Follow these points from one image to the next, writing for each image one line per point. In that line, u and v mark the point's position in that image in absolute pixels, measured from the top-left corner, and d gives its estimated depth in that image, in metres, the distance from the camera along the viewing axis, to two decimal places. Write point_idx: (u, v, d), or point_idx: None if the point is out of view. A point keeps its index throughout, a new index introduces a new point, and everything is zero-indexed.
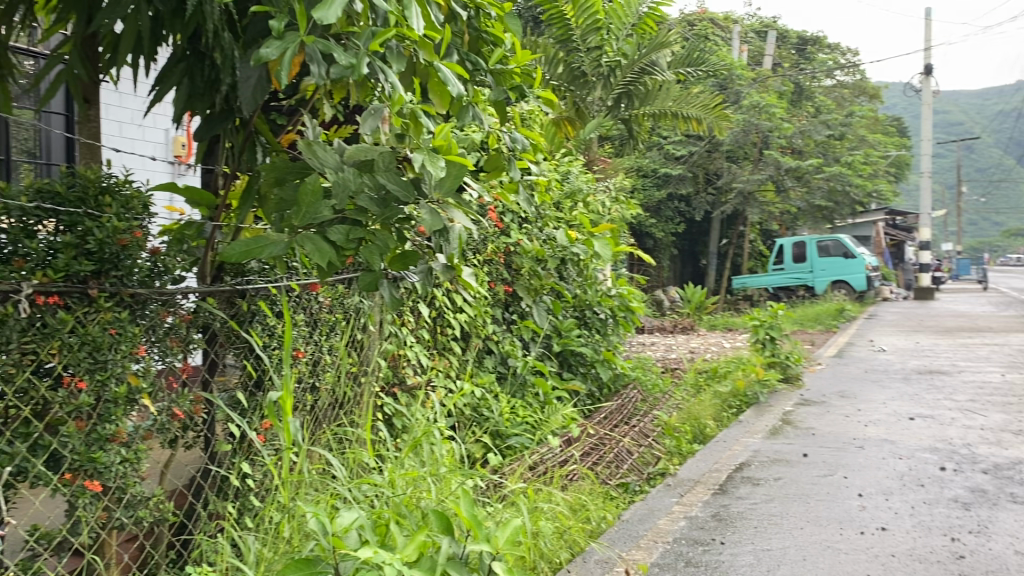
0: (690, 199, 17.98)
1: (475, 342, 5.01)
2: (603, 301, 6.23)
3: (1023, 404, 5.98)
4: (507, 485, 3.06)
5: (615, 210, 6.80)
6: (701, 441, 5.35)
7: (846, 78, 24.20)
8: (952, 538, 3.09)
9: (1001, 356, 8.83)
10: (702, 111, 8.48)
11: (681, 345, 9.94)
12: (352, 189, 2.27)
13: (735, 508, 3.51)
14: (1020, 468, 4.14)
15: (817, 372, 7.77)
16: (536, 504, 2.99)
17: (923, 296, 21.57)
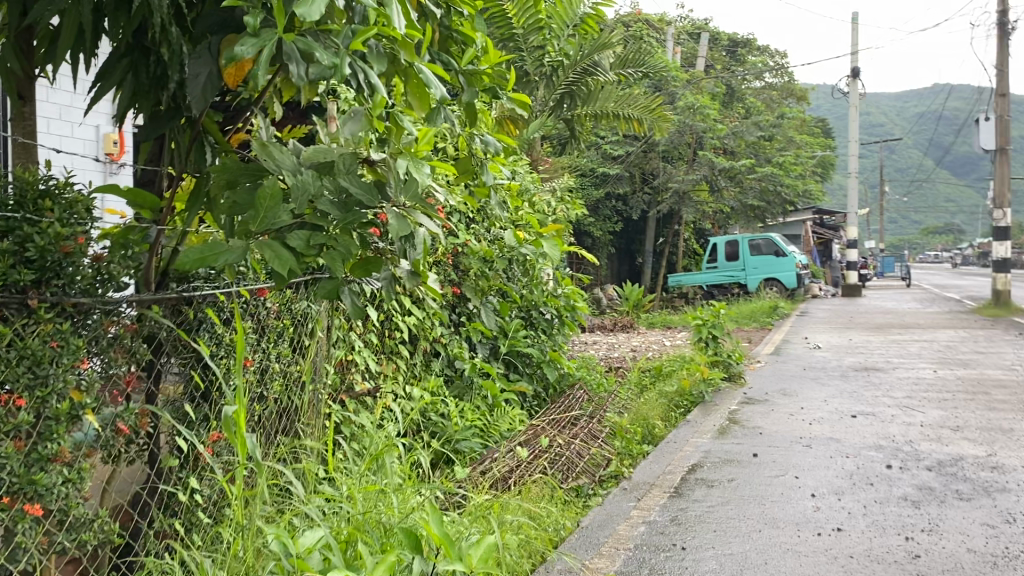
0: (627, 198, 18.10)
1: (422, 345, 4.90)
2: (549, 301, 6.21)
3: (956, 399, 6.16)
4: (470, 499, 2.98)
5: (559, 210, 6.78)
6: (650, 442, 5.33)
7: (775, 80, 24.72)
8: (906, 538, 3.14)
9: (931, 352, 9.10)
10: (643, 112, 8.51)
11: (622, 344, 9.98)
12: (312, 192, 2.16)
13: (693, 512, 3.50)
14: (963, 464, 4.24)
15: (758, 370, 7.88)
16: (500, 517, 2.92)
17: (851, 293, 22.17)
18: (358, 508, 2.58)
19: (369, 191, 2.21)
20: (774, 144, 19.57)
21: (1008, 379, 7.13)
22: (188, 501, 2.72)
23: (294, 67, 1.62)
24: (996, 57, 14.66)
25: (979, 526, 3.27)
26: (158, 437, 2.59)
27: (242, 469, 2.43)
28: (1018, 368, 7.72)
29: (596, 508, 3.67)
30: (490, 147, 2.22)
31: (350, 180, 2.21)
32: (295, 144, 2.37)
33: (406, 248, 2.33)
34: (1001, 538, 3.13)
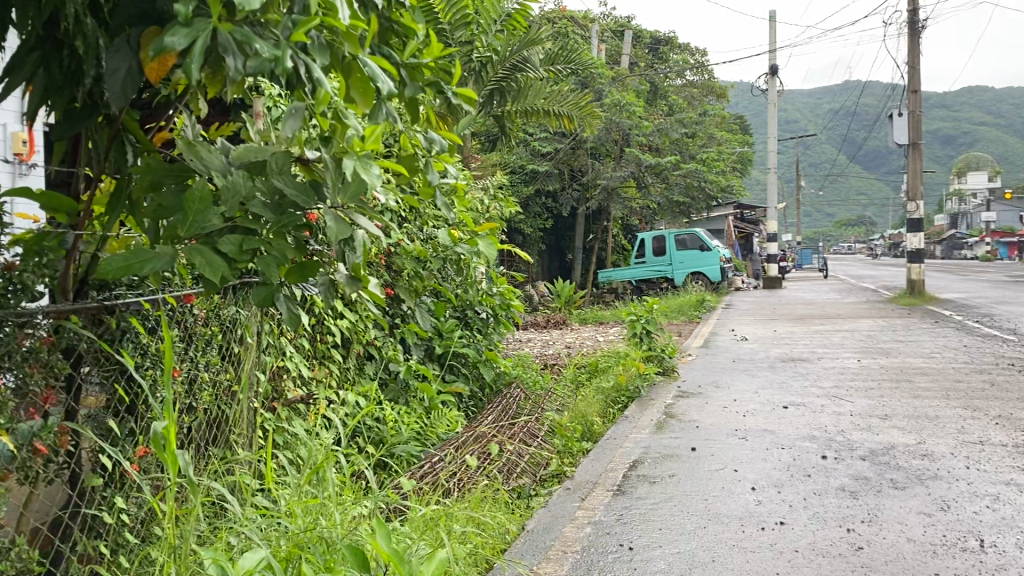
0: (557, 195, 18.11)
1: (356, 348, 4.77)
2: (484, 300, 6.13)
3: (882, 388, 6.32)
4: (417, 511, 2.89)
5: (491, 208, 6.71)
6: (589, 439, 5.29)
7: (697, 78, 25.12)
8: (848, 530, 3.18)
9: (854, 342, 9.34)
10: (573, 109, 8.77)
11: (555, 341, 9.95)
12: (243, 194, 2.04)
13: (637, 510, 3.48)
14: (894, 453, 4.33)
15: (690, 363, 7.95)
16: (448, 527, 2.84)
17: (772, 285, 22.70)
18: (298, 523, 2.51)
19: (304, 191, 2.08)
20: (697, 141, 19.88)
21: (929, 367, 7.36)
22: (115, 521, 2.56)
23: (231, 59, 1.52)
24: (908, 56, 15.20)
25: (916, 515, 3.33)
26: (80, 456, 2.43)
27: (174, 489, 2.28)
28: (936, 356, 7.98)
29: (540, 509, 3.62)
30: (436, 145, 2.14)
31: (284, 180, 2.09)
32: (223, 142, 2.23)
33: (344, 252, 2.21)
34: (938, 526, 3.20)
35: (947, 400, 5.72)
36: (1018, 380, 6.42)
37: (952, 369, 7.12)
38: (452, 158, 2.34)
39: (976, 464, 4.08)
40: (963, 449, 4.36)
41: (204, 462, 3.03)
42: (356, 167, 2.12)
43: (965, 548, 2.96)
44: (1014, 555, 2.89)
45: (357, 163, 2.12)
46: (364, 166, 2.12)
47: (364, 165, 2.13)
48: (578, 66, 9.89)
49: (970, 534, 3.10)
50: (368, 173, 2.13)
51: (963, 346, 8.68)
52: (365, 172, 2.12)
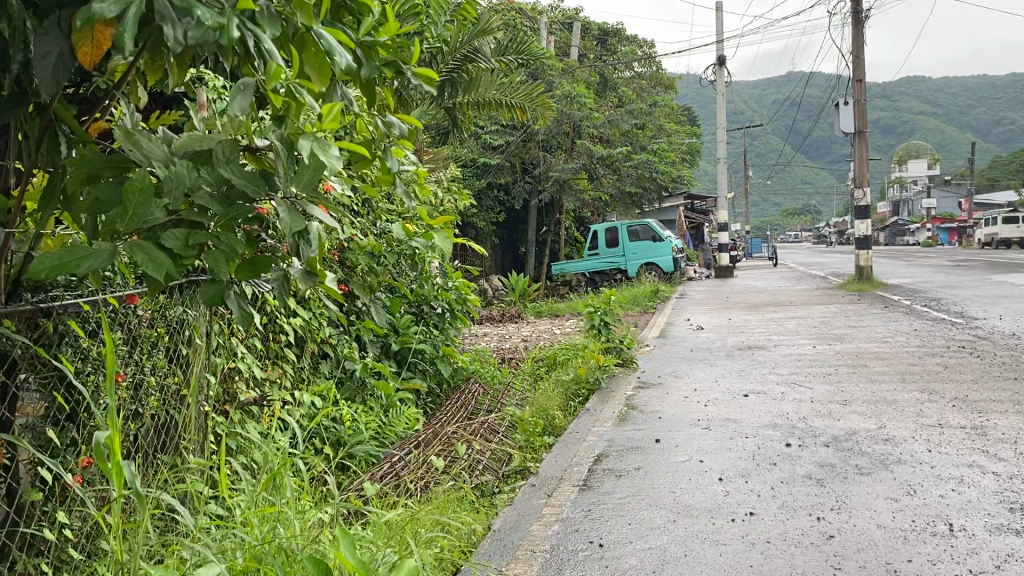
0: (510, 188, 17.99)
1: (310, 347, 4.63)
2: (440, 295, 6.03)
3: (839, 374, 6.36)
4: (383, 517, 2.79)
5: (445, 201, 6.59)
6: (551, 433, 5.21)
7: (645, 70, 25.22)
8: (817, 518, 3.15)
9: (808, 329, 9.42)
10: (524, 100, 8.84)
11: (512, 334, 9.87)
12: (188, 185, 1.91)
13: (607, 506, 3.40)
14: (857, 439, 4.33)
15: (648, 354, 7.93)
16: (418, 532, 2.75)
17: (724, 274, 22.93)
18: (254, 533, 2.38)
19: (253, 180, 1.96)
20: (647, 132, 19.96)
21: (883, 351, 7.44)
22: (57, 537, 2.40)
23: (169, 28, 1.40)
24: (852, 45, 15.41)
25: (884, 501, 3.32)
26: (17, 470, 2.26)
27: (122, 502, 2.11)
28: (889, 340, 8.08)
29: (507, 508, 3.53)
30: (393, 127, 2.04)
31: (232, 171, 1.96)
32: (165, 132, 2.09)
33: (299, 245, 2.07)
34: (906, 511, 3.18)
35: (903, 384, 5.77)
36: (971, 362, 6.52)
37: (905, 353, 7.20)
38: (413, 144, 2.20)
39: (938, 447, 4.09)
40: (924, 432, 4.38)
41: (151, 472, 2.86)
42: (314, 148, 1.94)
43: (935, 533, 2.95)
44: (984, 538, 2.87)
45: (315, 142, 1.94)
46: (322, 146, 1.94)
47: (323, 146, 1.95)
48: (527, 56, 9.94)
49: (939, 518, 3.09)
50: (327, 154, 1.96)
51: (914, 330, 8.81)
52: (324, 151, 1.94)
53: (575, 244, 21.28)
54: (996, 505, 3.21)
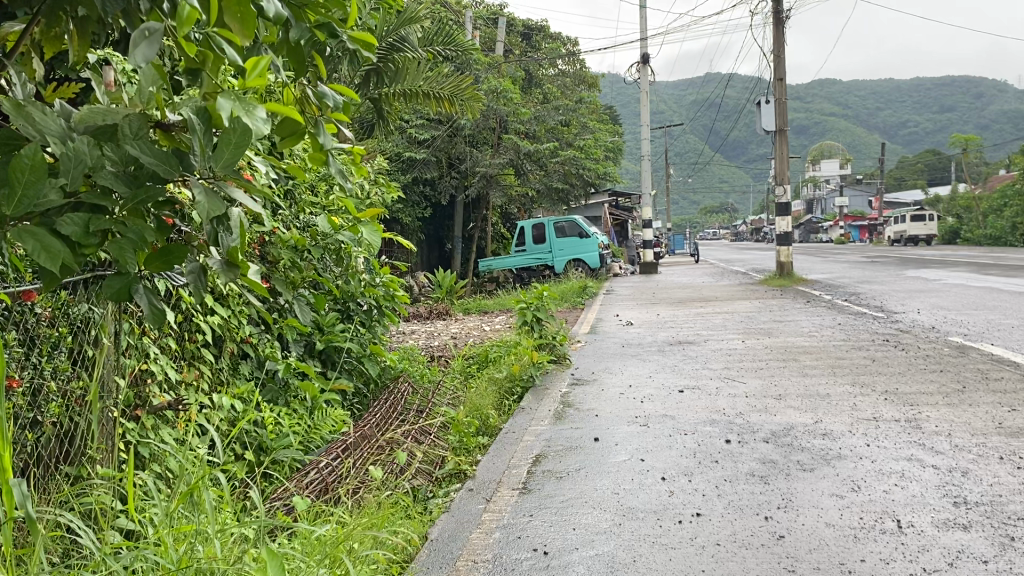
0: (435, 183, 17.73)
1: (228, 346, 4.35)
2: (367, 292, 5.78)
3: (771, 368, 6.37)
4: (321, 534, 2.60)
5: (373, 195, 6.35)
6: (485, 433, 5.04)
7: (569, 67, 25.29)
8: (766, 518, 3.06)
9: (736, 323, 9.48)
10: (453, 92, 8.59)
11: (441, 332, 9.68)
12: (89, 163, 1.66)
13: (550, 509, 3.25)
14: (795, 434, 4.29)
15: (580, 350, 7.82)
16: (355, 552, 2.58)
17: (649, 270, 23.11)
18: (169, 555, 2.17)
19: (164, 157, 1.71)
20: (572, 129, 19.98)
21: (810, 345, 7.50)
22: None
23: None
24: (773, 44, 15.66)
25: (830, 498, 3.25)
26: None
27: (12, 526, 1.79)
28: (815, 335, 8.16)
29: (445, 514, 3.37)
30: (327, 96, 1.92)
31: (141, 146, 1.72)
32: (63, 104, 1.82)
33: (216, 232, 1.84)
34: (853, 508, 3.12)
35: (834, 378, 5.80)
36: (896, 355, 6.61)
37: (831, 347, 7.28)
38: (348, 117, 1.99)
39: (875, 440, 4.07)
40: (860, 426, 4.37)
41: (49, 487, 2.59)
42: (236, 107, 1.69)
43: (885, 531, 2.88)
44: (933, 534, 2.82)
45: (236, 102, 1.69)
46: (245, 107, 1.69)
47: (246, 106, 1.70)
48: (452, 46, 9.73)
49: (886, 515, 3.03)
50: (252, 118, 1.70)
51: (838, 324, 8.95)
52: (248, 114, 1.69)
53: (501, 240, 21.23)
54: (940, 500, 3.17)
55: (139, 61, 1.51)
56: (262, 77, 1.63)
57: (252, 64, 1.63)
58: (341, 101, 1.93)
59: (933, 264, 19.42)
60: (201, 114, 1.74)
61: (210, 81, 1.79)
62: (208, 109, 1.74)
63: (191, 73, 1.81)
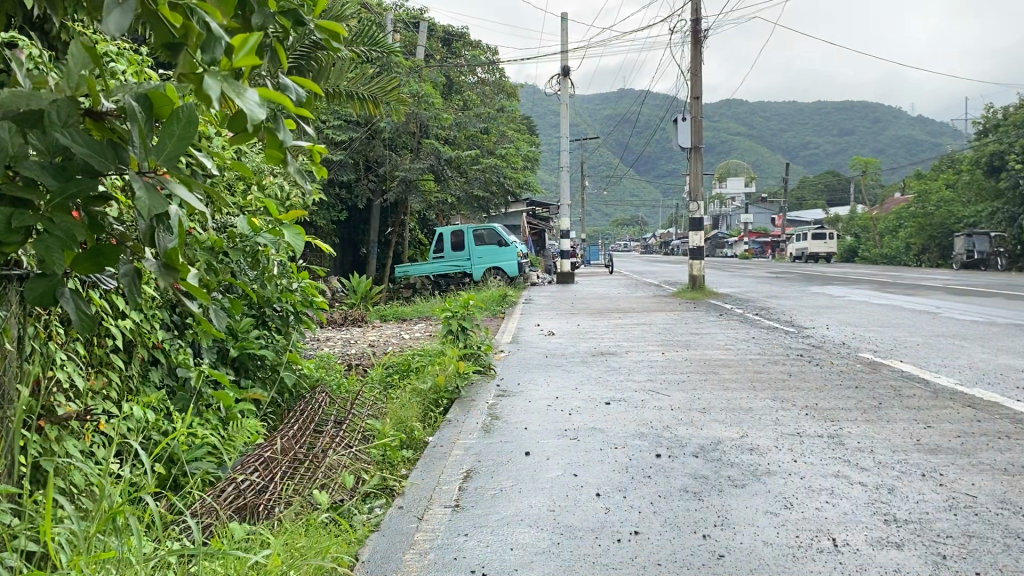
0: (353, 186, 17.44)
1: (140, 352, 4.07)
2: (285, 297, 5.56)
3: (694, 381, 6.42)
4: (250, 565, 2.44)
5: (294, 197, 6.11)
6: (410, 446, 4.89)
7: (487, 76, 25.36)
8: (704, 536, 3.03)
9: (654, 335, 9.59)
10: (378, 93, 8.51)
11: (358, 338, 9.43)
12: (11, 152, 1.50)
13: (487, 529, 3.16)
14: (723, 448, 4.30)
15: (504, 360, 7.75)
16: None
17: (564, 280, 23.26)
18: None
19: (99, 149, 1.55)
20: (492, 138, 19.97)
21: (729, 358, 7.61)
22: None
23: None
24: (691, 62, 15.98)
25: (765, 515, 3.24)
26: None
27: None
28: (732, 348, 8.29)
29: (376, 533, 3.23)
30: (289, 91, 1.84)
31: (71, 134, 1.55)
32: None
33: (154, 233, 1.67)
34: (789, 526, 3.12)
35: (755, 392, 5.86)
36: (812, 370, 6.76)
37: (750, 361, 7.40)
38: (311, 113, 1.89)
39: (802, 456, 4.11)
40: (785, 442, 4.41)
41: None
42: (224, 89, 1.48)
43: (822, 549, 2.89)
44: (869, 553, 2.84)
45: (225, 85, 1.49)
46: (235, 88, 1.51)
47: (236, 88, 1.51)
48: (375, 47, 9.64)
49: (822, 533, 3.05)
50: (244, 99, 1.50)
51: (752, 337, 9.15)
52: (239, 97, 1.50)
53: (417, 246, 21.07)
54: (872, 517, 3.21)
55: (112, 29, 1.42)
56: (253, 54, 1.52)
57: (241, 39, 1.51)
58: (306, 94, 1.86)
59: (836, 281, 20.12)
60: (142, 102, 1.58)
61: (187, 61, 1.56)
62: (152, 95, 1.59)
63: (170, 48, 1.59)
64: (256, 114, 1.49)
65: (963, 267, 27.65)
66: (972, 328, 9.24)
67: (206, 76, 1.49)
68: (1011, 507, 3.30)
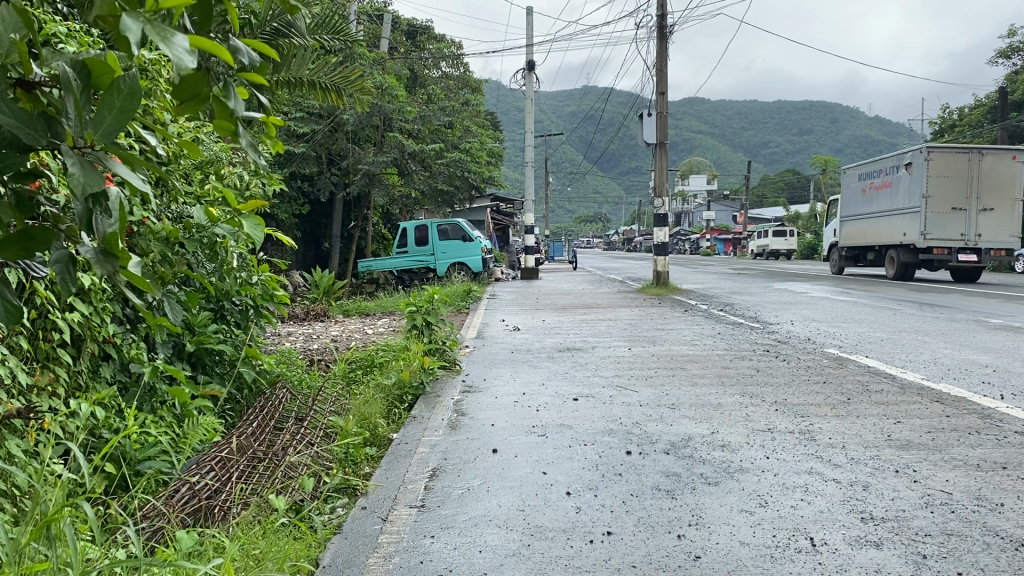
0: (314, 179, 17.19)
1: (89, 348, 3.88)
2: (244, 291, 5.36)
3: (662, 376, 6.35)
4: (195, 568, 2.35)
5: (254, 187, 5.89)
6: (373, 444, 4.75)
7: (451, 70, 25.21)
8: (678, 536, 2.93)
9: (620, 331, 9.53)
10: (340, 83, 8.30)
11: (320, 334, 9.22)
12: None
13: (455, 530, 3.03)
14: (694, 445, 4.20)
15: (469, 356, 7.63)
16: None
17: (528, 276, 23.17)
18: None
19: (29, 121, 1.40)
20: (456, 132, 19.79)
21: (696, 354, 7.56)
22: None
23: None
24: (656, 57, 15.96)
25: (739, 514, 3.15)
26: None
27: None
28: (698, 343, 8.23)
29: (337, 536, 3.09)
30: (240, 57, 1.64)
31: None
32: None
33: (91, 215, 1.53)
34: (765, 526, 3.03)
35: (724, 388, 5.79)
36: (780, 365, 6.73)
37: (717, 356, 7.34)
38: (266, 78, 1.71)
39: (774, 453, 4.03)
40: (757, 438, 4.33)
41: None
42: (149, 33, 1.25)
43: (800, 549, 2.80)
44: (848, 553, 2.77)
45: (148, 26, 1.24)
46: (164, 34, 1.27)
47: (164, 33, 1.27)
48: (337, 36, 9.43)
49: (799, 532, 2.96)
50: (173, 46, 1.27)
51: (719, 333, 9.11)
52: (167, 45, 1.25)
53: (380, 240, 20.91)
54: (848, 515, 3.14)
55: None
56: None
57: None
58: (258, 59, 1.67)
59: (799, 278, 20.24)
60: (79, 70, 1.44)
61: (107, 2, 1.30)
62: (90, 63, 1.45)
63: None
64: (186, 64, 1.25)
65: None
66: (934, 324, 9.30)
67: (125, 15, 1.24)
68: (987, 504, 3.26)
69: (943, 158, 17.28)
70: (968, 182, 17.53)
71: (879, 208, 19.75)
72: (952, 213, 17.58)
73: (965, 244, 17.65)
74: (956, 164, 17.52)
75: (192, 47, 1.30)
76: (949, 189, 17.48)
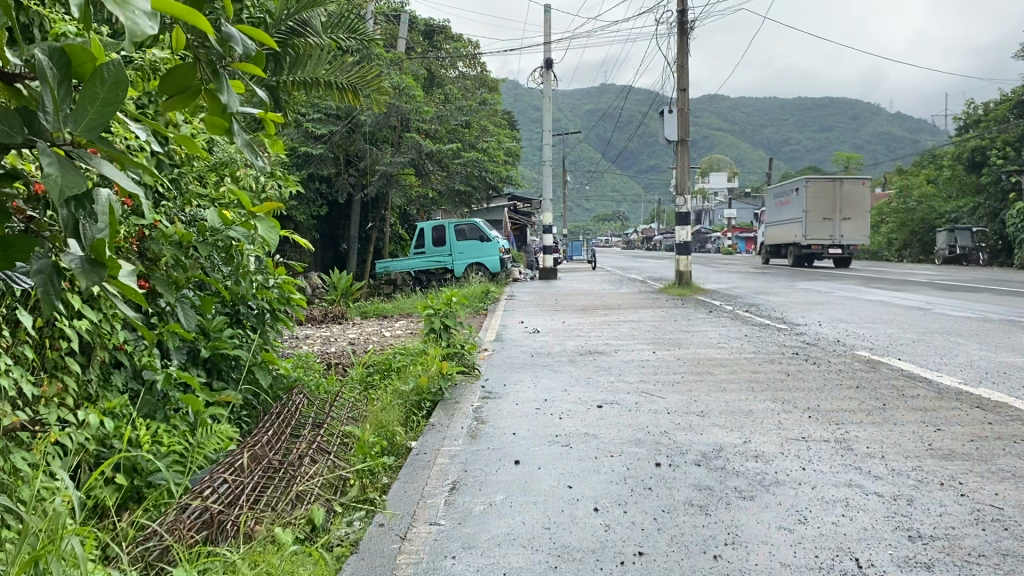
0: (332, 180, 17.12)
1: (99, 355, 3.73)
2: (260, 295, 5.21)
3: (689, 381, 6.16)
4: None
5: (271, 189, 5.75)
6: (390, 453, 4.59)
7: (468, 70, 25.08)
8: (714, 557, 2.76)
9: (643, 333, 9.32)
10: (357, 83, 8.12)
11: (338, 337, 9.10)
12: None
13: (477, 550, 2.87)
14: (727, 456, 4.02)
15: (488, 359, 7.48)
16: None
17: (547, 276, 22.97)
18: None
19: None
20: (474, 131, 19.64)
21: (722, 357, 7.36)
22: None
23: None
24: (676, 54, 15.73)
25: (777, 532, 2.97)
26: None
27: None
28: (724, 346, 8.03)
29: (354, 555, 2.94)
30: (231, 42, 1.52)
31: None
32: None
33: (76, 222, 1.39)
34: (805, 544, 2.86)
35: (755, 394, 5.59)
36: (810, 369, 6.51)
37: (745, 360, 7.14)
38: (262, 69, 1.60)
39: (810, 465, 3.84)
40: (791, 448, 4.14)
41: None
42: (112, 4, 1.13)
43: (846, 572, 2.62)
44: None
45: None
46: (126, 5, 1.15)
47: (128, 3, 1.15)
48: (353, 35, 9.30)
49: (843, 553, 2.78)
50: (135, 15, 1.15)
51: (744, 335, 8.90)
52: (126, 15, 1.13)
53: (399, 241, 20.82)
54: (894, 534, 2.95)
55: None
56: None
57: None
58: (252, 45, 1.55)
59: (824, 276, 19.91)
60: (57, 58, 1.30)
61: None
62: (70, 49, 1.30)
63: None
64: (148, 31, 1.17)
65: (945, 262, 27.62)
66: (966, 325, 9.04)
67: None
68: None
69: (817, 182, 22.92)
70: (833, 201, 22.94)
71: (784, 217, 25.47)
72: (824, 223, 23.06)
73: (836, 244, 23.13)
74: (827, 186, 22.90)
75: (155, 14, 1.21)
76: (820, 205, 23.01)
